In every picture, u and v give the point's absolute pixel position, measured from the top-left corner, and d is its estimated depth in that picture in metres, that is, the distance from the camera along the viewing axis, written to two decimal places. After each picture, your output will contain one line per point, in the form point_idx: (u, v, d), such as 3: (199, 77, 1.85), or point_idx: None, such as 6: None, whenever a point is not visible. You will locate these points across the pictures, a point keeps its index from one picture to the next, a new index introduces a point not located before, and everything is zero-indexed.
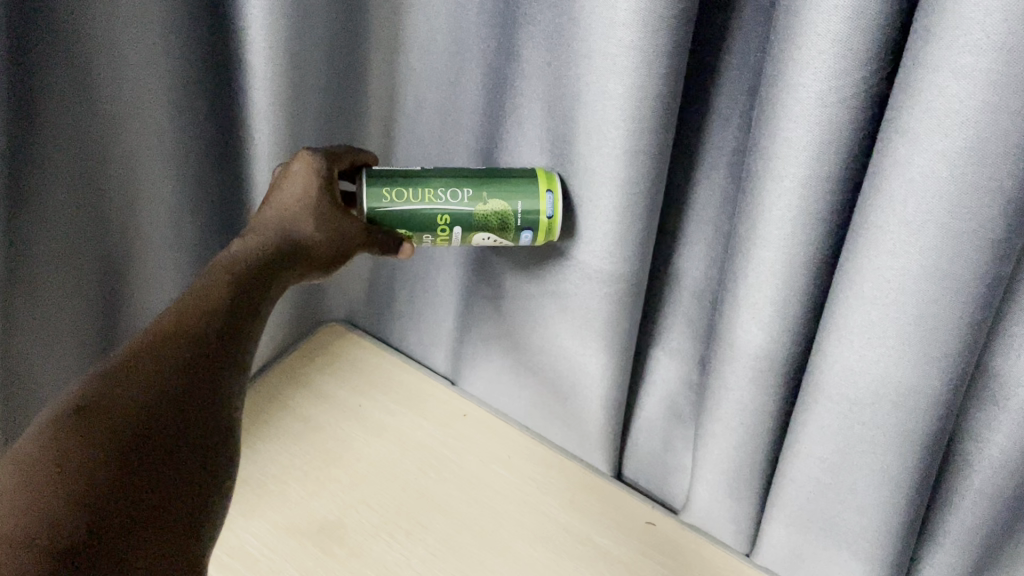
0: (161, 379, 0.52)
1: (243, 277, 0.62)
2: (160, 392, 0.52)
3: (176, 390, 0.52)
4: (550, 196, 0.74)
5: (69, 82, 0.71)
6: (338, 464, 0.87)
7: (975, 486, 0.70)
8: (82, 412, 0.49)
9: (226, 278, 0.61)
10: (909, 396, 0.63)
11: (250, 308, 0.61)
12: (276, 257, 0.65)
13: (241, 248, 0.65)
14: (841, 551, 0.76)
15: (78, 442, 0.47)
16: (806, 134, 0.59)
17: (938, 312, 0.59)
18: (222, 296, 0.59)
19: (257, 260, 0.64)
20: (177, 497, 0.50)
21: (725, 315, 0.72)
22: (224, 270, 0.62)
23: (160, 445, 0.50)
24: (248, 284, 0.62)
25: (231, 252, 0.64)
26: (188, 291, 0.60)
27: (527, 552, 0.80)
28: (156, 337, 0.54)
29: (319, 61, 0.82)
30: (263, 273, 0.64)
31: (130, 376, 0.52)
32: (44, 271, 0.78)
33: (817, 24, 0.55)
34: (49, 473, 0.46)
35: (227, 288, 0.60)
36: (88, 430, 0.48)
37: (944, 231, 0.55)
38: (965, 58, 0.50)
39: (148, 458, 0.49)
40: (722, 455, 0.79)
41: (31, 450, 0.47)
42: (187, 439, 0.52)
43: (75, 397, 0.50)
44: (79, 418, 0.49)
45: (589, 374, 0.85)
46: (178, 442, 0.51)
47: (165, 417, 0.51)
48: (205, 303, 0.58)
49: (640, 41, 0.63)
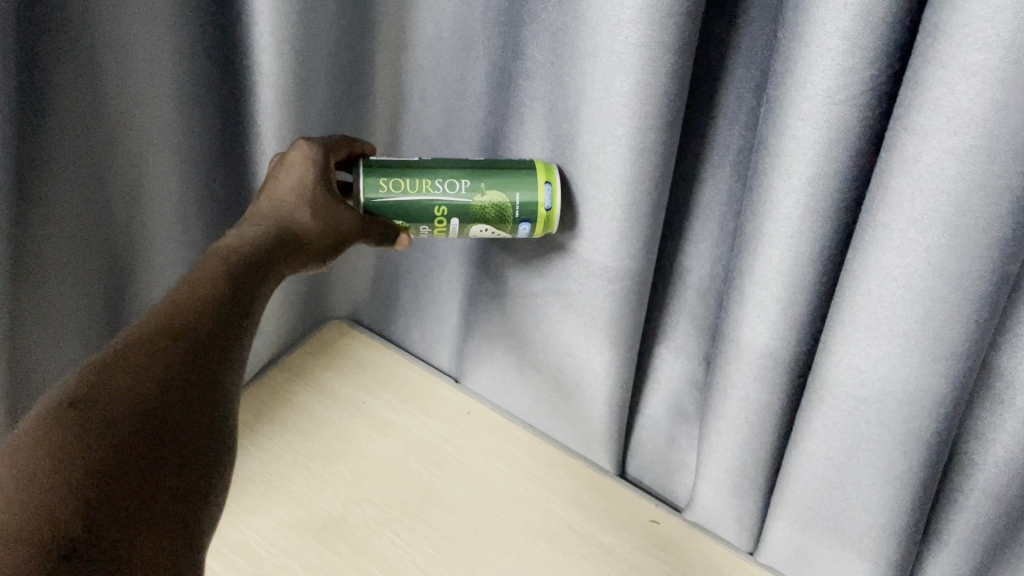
0: (157, 370, 0.52)
1: (240, 265, 0.62)
2: (158, 385, 0.52)
3: (175, 384, 0.52)
4: (549, 188, 0.74)
5: (77, 75, 0.71)
6: (341, 461, 0.87)
7: (980, 485, 0.71)
8: (77, 404, 0.49)
9: (223, 267, 0.61)
10: (915, 394, 0.63)
11: (246, 298, 0.60)
12: (273, 247, 0.65)
13: (237, 237, 0.65)
14: (845, 550, 0.76)
15: (74, 435, 0.48)
16: (813, 131, 0.59)
17: (945, 309, 0.58)
18: (220, 288, 0.59)
19: (253, 248, 0.64)
20: (176, 490, 0.49)
21: (730, 314, 0.72)
22: (221, 258, 0.62)
23: (155, 436, 0.50)
24: (246, 275, 0.62)
25: (228, 241, 0.64)
26: (185, 282, 0.59)
27: (531, 549, 0.80)
28: (152, 329, 0.54)
29: (325, 58, 0.82)
30: (260, 262, 0.63)
31: (126, 368, 0.52)
32: (49, 264, 0.78)
33: (826, 21, 0.55)
34: (47, 467, 0.46)
35: (224, 279, 0.60)
36: (85, 424, 0.48)
37: (953, 229, 0.55)
38: (974, 56, 0.50)
39: (145, 449, 0.49)
40: (727, 454, 0.79)
41: (29, 445, 0.47)
42: (184, 431, 0.51)
43: (72, 391, 0.50)
44: (76, 412, 0.49)
45: (593, 372, 0.85)
46: (175, 433, 0.51)
47: (160, 409, 0.51)
48: (203, 295, 0.58)
49: (647, 38, 0.63)
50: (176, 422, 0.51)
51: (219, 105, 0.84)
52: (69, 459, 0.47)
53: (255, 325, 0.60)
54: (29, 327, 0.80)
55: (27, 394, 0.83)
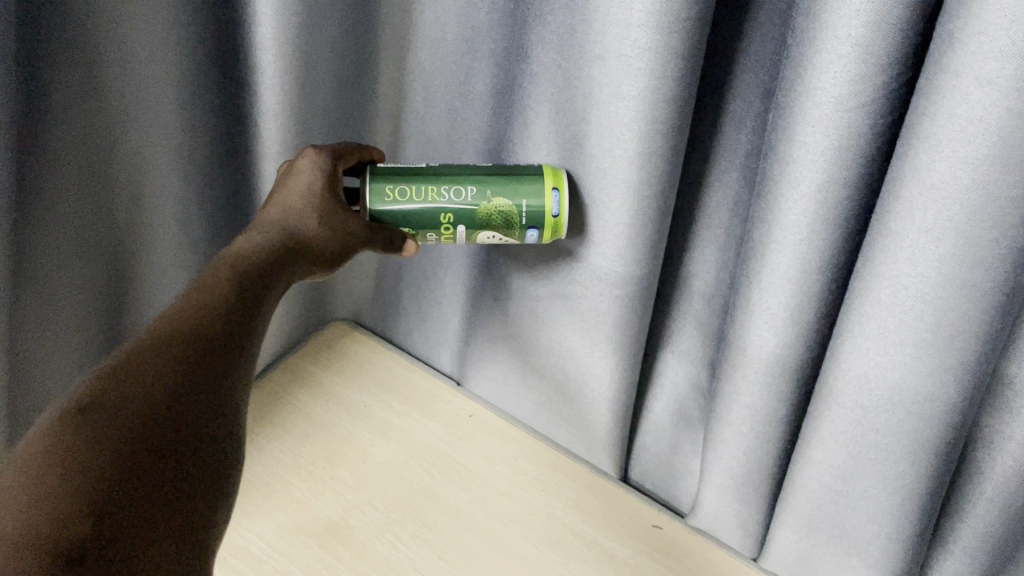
0: (165, 377, 0.52)
1: (247, 272, 0.61)
2: (162, 394, 0.51)
3: (178, 392, 0.52)
4: (556, 194, 0.73)
5: (79, 76, 0.70)
6: (343, 463, 0.86)
7: (987, 494, 0.70)
8: (85, 411, 0.49)
9: (230, 273, 0.61)
10: (924, 404, 0.63)
11: (254, 301, 0.60)
12: (281, 252, 0.65)
13: (246, 243, 0.64)
14: (851, 558, 0.76)
15: (84, 442, 0.47)
16: (824, 138, 0.58)
17: (956, 320, 0.58)
18: (226, 292, 0.59)
19: (261, 253, 0.63)
20: (184, 499, 0.49)
21: (737, 320, 0.71)
22: (228, 263, 0.62)
23: (164, 445, 0.50)
24: (252, 280, 0.61)
25: (235, 247, 0.64)
26: (191, 288, 0.59)
27: (533, 554, 0.80)
28: (161, 336, 0.54)
29: (330, 60, 0.81)
30: (268, 267, 0.63)
31: (133, 376, 0.51)
32: (50, 269, 0.77)
33: (838, 28, 0.54)
34: (54, 471, 0.45)
35: (233, 284, 0.60)
36: (93, 429, 0.48)
37: (964, 238, 0.55)
38: (990, 64, 0.49)
39: (155, 458, 0.49)
40: (732, 459, 0.78)
41: (35, 450, 0.47)
42: (194, 441, 0.51)
43: (79, 397, 0.50)
44: (83, 418, 0.48)
45: (597, 377, 0.84)
46: (182, 441, 0.51)
47: (172, 416, 0.51)
48: (208, 300, 0.58)
49: (656, 43, 0.63)
50: (187, 431, 0.51)
51: (220, 105, 0.84)
52: (82, 463, 0.46)
53: (263, 333, 0.60)
54: (28, 331, 0.78)
55: (28, 401, 0.82)
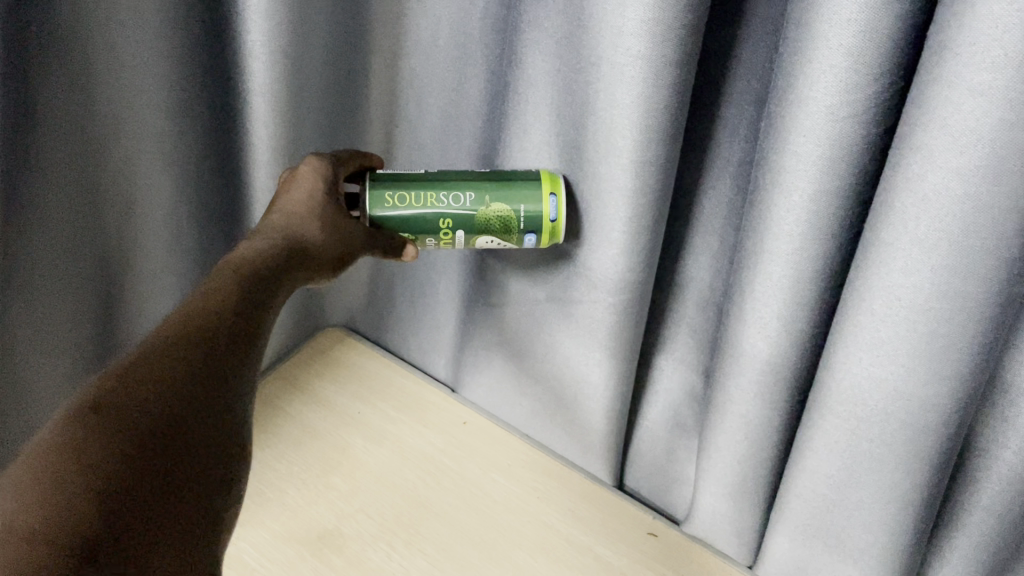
0: (175, 379, 0.52)
1: (252, 277, 0.61)
2: (173, 395, 0.51)
3: (188, 394, 0.52)
4: (553, 200, 0.72)
5: (71, 85, 0.69)
6: (336, 472, 0.86)
7: (982, 503, 0.69)
8: (100, 407, 0.49)
9: (233, 279, 0.61)
10: (919, 414, 0.62)
11: (259, 306, 0.60)
12: (285, 258, 0.64)
13: (251, 250, 0.64)
14: (845, 567, 0.75)
15: (99, 438, 0.47)
16: (816, 148, 0.57)
17: (950, 330, 0.57)
18: (232, 296, 0.59)
19: (266, 259, 0.63)
20: (189, 506, 0.49)
21: (731, 328, 0.71)
22: (233, 269, 0.62)
23: (170, 447, 0.49)
24: (259, 286, 0.61)
25: (240, 254, 0.64)
26: (198, 291, 0.59)
27: (528, 562, 0.79)
28: (166, 339, 0.54)
29: (321, 66, 0.81)
30: (273, 274, 0.63)
31: (144, 377, 0.51)
32: (43, 280, 0.76)
33: (829, 37, 0.54)
34: (69, 464, 0.45)
35: (238, 287, 0.60)
36: (107, 427, 0.48)
37: (957, 248, 0.54)
38: (982, 74, 0.49)
39: (160, 463, 0.48)
40: (726, 467, 0.78)
41: (49, 444, 0.46)
42: (199, 448, 0.51)
43: (93, 394, 0.49)
44: (97, 414, 0.48)
45: (592, 384, 0.84)
46: (187, 447, 0.50)
47: (178, 420, 0.50)
48: (214, 303, 0.58)
49: (650, 50, 0.62)
50: (194, 438, 0.51)
51: (211, 113, 0.83)
52: (89, 463, 0.46)
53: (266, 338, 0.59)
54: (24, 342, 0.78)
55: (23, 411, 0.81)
